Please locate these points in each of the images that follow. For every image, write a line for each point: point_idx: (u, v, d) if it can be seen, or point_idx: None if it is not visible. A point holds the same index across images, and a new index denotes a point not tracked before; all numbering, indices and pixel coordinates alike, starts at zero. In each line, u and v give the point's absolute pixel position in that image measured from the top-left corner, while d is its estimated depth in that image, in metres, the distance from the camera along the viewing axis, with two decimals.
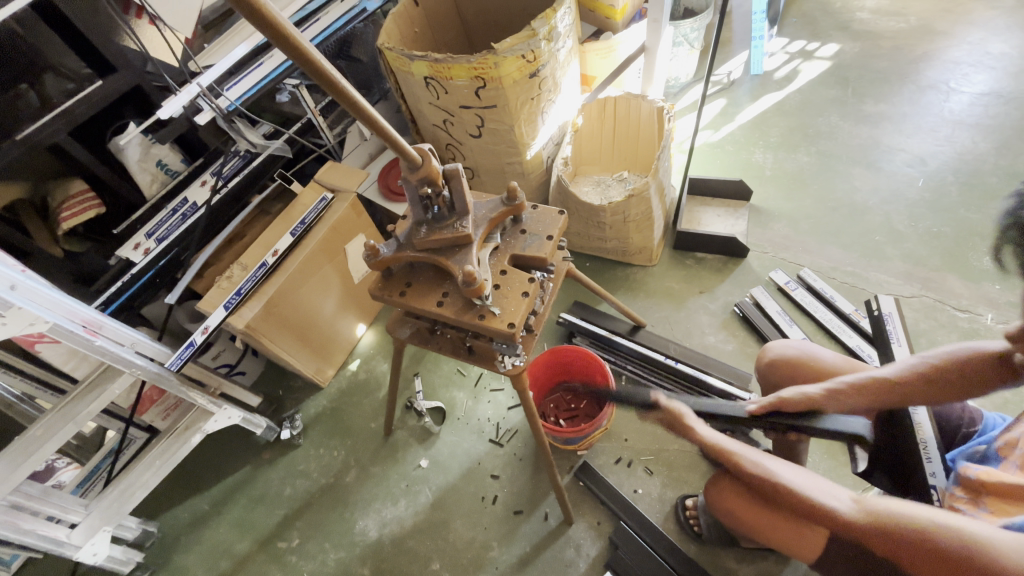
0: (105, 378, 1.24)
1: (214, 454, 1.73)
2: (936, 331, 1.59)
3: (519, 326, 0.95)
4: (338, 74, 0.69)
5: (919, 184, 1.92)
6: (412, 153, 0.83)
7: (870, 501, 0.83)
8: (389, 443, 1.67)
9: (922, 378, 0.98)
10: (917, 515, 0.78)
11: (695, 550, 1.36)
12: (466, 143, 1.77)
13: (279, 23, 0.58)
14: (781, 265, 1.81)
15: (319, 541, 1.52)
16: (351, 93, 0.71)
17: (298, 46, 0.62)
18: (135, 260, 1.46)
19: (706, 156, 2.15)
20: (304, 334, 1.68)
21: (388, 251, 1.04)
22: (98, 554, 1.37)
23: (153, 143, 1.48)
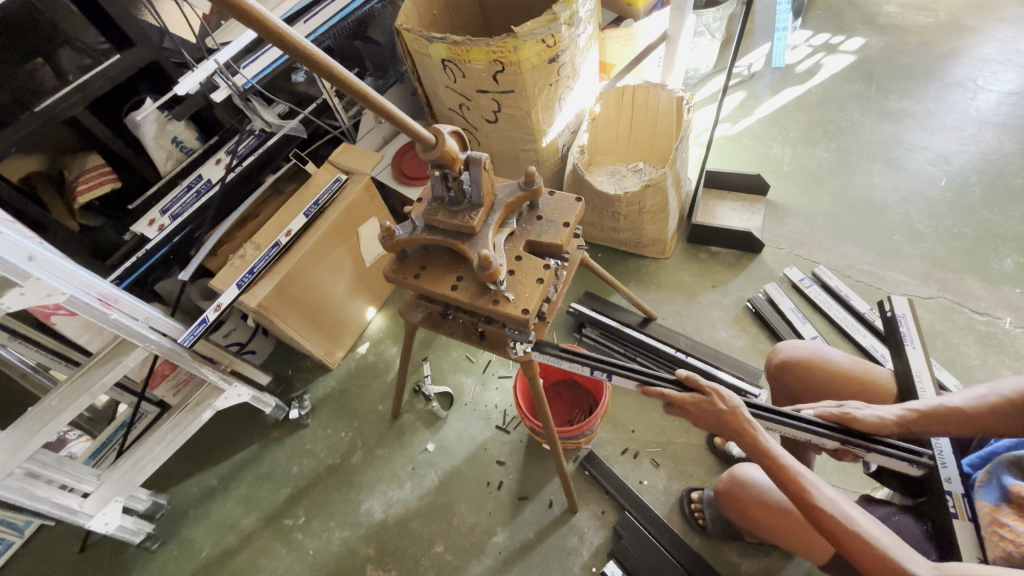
0: (120, 351, 1.25)
1: (222, 431, 1.75)
2: (952, 333, 1.57)
3: (533, 312, 0.95)
4: (343, 69, 0.67)
5: (941, 183, 1.88)
6: (425, 134, 0.81)
7: (953, 566, 0.78)
8: (396, 426, 1.68)
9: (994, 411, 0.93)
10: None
11: (699, 543, 1.36)
12: (481, 129, 1.76)
13: (254, 11, 0.56)
14: (795, 261, 1.79)
15: (324, 519, 1.54)
16: (357, 86, 0.70)
17: (278, 32, 0.59)
18: (149, 236, 1.47)
19: (723, 149, 2.12)
20: (315, 315, 1.68)
21: (403, 233, 1.03)
22: (109, 524, 1.38)
23: (170, 119, 1.48)
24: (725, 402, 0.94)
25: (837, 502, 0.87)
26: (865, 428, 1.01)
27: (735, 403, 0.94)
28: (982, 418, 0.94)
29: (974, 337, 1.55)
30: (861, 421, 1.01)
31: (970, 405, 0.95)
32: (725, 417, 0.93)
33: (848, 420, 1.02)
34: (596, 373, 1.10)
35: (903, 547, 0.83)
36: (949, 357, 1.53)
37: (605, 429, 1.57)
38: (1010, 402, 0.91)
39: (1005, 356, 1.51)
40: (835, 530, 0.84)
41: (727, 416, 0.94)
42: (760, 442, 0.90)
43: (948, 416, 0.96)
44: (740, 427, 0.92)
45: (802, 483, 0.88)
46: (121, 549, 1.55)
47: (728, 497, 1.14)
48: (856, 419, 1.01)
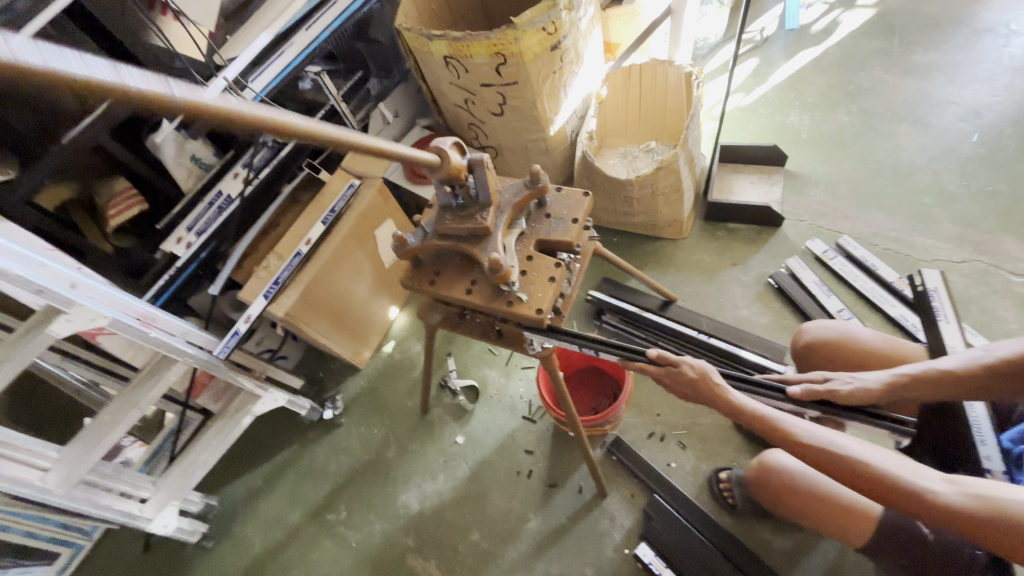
0: (160, 366, 1.33)
1: (263, 433, 1.84)
2: (988, 298, 1.51)
3: (547, 312, 0.96)
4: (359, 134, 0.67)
5: (972, 139, 1.79)
6: (432, 158, 0.82)
7: (966, 482, 0.74)
8: (426, 421, 1.73)
9: (986, 372, 0.90)
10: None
11: (730, 522, 1.38)
12: (488, 122, 1.75)
13: (280, 120, 0.54)
14: (818, 232, 1.75)
15: (365, 513, 1.61)
16: (375, 145, 0.70)
17: (306, 131, 0.58)
18: (178, 254, 1.53)
19: (738, 121, 2.05)
20: (340, 319, 1.73)
21: (415, 241, 1.05)
22: (168, 526, 1.49)
23: (187, 138, 1.53)
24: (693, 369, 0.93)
25: (824, 436, 0.85)
26: (851, 402, 0.97)
27: (703, 366, 0.92)
28: (974, 379, 0.91)
29: (1012, 300, 1.49)
30: (849, 393, 0.96)
31: (962, 368, 0.92)
32: (695, 382, 0.92)
33: (835, 394, 0.96)
34: (584, 348, 1.03)
35: (908, 465, 0.79)
36: (985, 323, 1.48)
37: (630, 414, 1.59)
38: (1006, 364, 0.88)
39: None
40: (828, 464, 0.83)
41: (698, 381, 0.92)
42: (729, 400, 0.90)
43: (936, 380, 0.94)
44: (711, 390, 0.91)
45: (780, 426, 0.87)
46: (182, 547, 1.66)
47: (759, 483, 1.13)
48: (842, 394, 0.96)
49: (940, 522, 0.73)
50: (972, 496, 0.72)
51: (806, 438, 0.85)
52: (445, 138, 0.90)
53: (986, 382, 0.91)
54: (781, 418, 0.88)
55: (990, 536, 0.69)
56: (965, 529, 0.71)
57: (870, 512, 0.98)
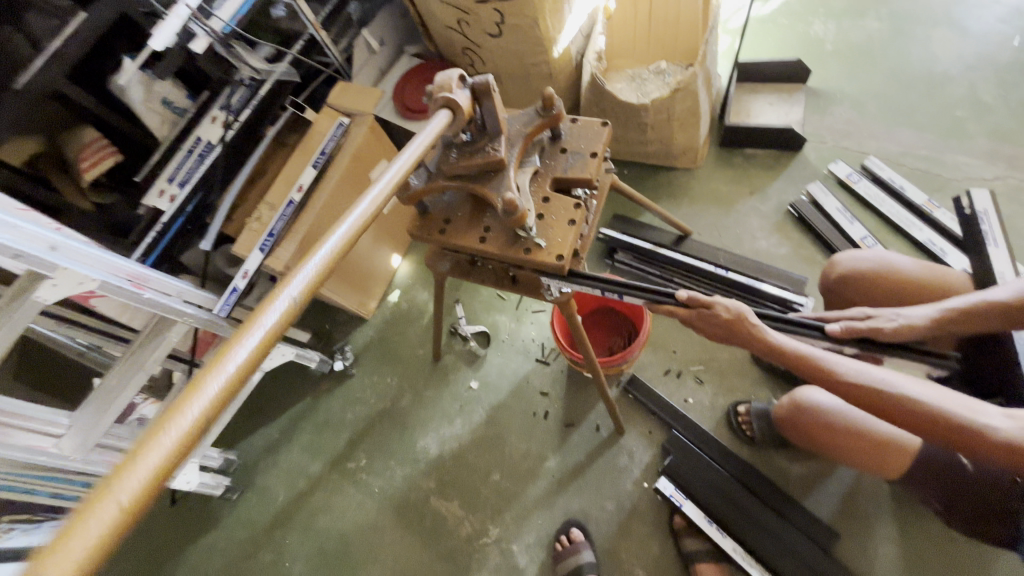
0: (160, 328, 1.27)
1: (275, 387, 1.82)
2: (1021, 216, 1.44)
3: (568, 258, 0.89)
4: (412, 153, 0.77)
5: (1014, 43, 1.64)
6: (443, 120, 0.80)
7: None
8: (438, 368, 1.71)
9: None
10: None
11: (749, 453, 1.39)
12: (485, 46, 1.59)
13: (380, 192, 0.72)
14: (842, 155, 1.64)
15: (385, 460, 1.62)
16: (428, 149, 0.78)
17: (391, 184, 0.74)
18: (162, 208, 1.43)
19: (757, 33, 1.88)
20: (342, 271, 1.66)
21: (419, 182, 0.96)
22: (192, 483, 1.48)
23: (154, 79, 1.38)
24: (731, 311, 0.88)
25: (876, 375, 0.83)
26: (893, 340, 0.94)
27: (739, 308, 0.87)
28: None
29: None
30: (892, 331, 0.93)
31: (1014, 297, 0.88)
32: (731, 324, 0.88)
33: (875, 332, 0.94)
34: (606, 292, 0.97)
35: (962, 400, 0.79)
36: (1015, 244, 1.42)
37: (646, 352, 1.57)
38: None
39: None
40: (878, 403, 0.82)
41: (734, 323, 0.88)
42: (773, 342, 0.87)
43: (985, 312, 0.90)
44: (750, 333, 0.87)
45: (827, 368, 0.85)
46: (207, 501, 1.69)
47: (791, 422, 1.13)
48: (883, 331, 0.93)
49: (998, 457, 0.73)
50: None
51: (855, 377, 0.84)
52: (445, 76, 0.83)
53: None
54: (828, 360, 0.86)
55: None
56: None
57: (908, 447, 0.99)
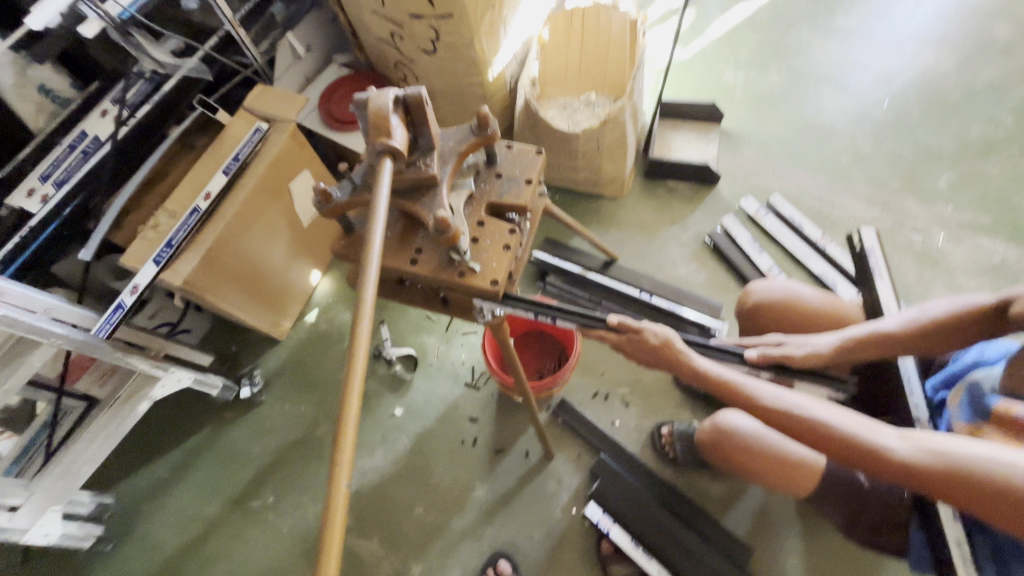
0: (21, 350, 1.10)
1: (167, 418, 1.61)
2: (894, 254, 1.64)
3: (503, 282, 0.87)
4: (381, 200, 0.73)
5: (884, 104, 1.90)
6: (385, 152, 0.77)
7: (917, 437, 0.81)
8: (360, 394, 1.60)
9: (926, 330, 0.96)
10: (968, 449, 0.76)
11: (672, 474, 1.43)
12: (419, 62, 1.56)
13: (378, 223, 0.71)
14: (750, 191, 1.79)
15: (295, 497, 1.48)
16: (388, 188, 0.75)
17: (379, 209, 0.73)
18: (31, 209, 1.22)
19: (677, 76, 2.02)
20: (253, 287, 1.52)
21: (343, 195, 0.89)
22: (50, 535, 1.29)
23: (30, 62, 1.21)
24: (659, 337, 0.92)
25: (787, 398, 0.90)
26: (801, 365, 1.02)
27: (665, 335, 0.92)
28: (914, 338, 0.98)
29: (913, 256, 1.63)
30: (800, 359, 1.02)
31: (899, 328, 0.99)
32: (659, 350, 0.92)
33: (787, 358, 1.02)
34: (539, 315, 0.96)
35: (863, 421, 0.85)
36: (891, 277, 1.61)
37: (575, 375, 1.57)
38: (941, 322, 0.95)
39: (940, 271, 1.60)
40: (791, 424, 0.88)
41: (662, 348, 0.92)
42: (697, 368, 0.92)
43: (875, 343, 1.00)
44: (676, 357, 0.92)
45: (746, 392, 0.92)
46: (70, 556, 1.43)
47: (711, 446, 1.14)
48: (794, 357, 1.02)
49: (893, 474, 0.80)
50: (922, 450, 0.78)
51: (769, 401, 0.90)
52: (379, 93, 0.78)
53: (923, 339, 0.97)
54: (746, 384, 0.92)
55: (937, 484, 0.76)
56: (916, 479, 0.78)
57: (815, 467, 1.04)
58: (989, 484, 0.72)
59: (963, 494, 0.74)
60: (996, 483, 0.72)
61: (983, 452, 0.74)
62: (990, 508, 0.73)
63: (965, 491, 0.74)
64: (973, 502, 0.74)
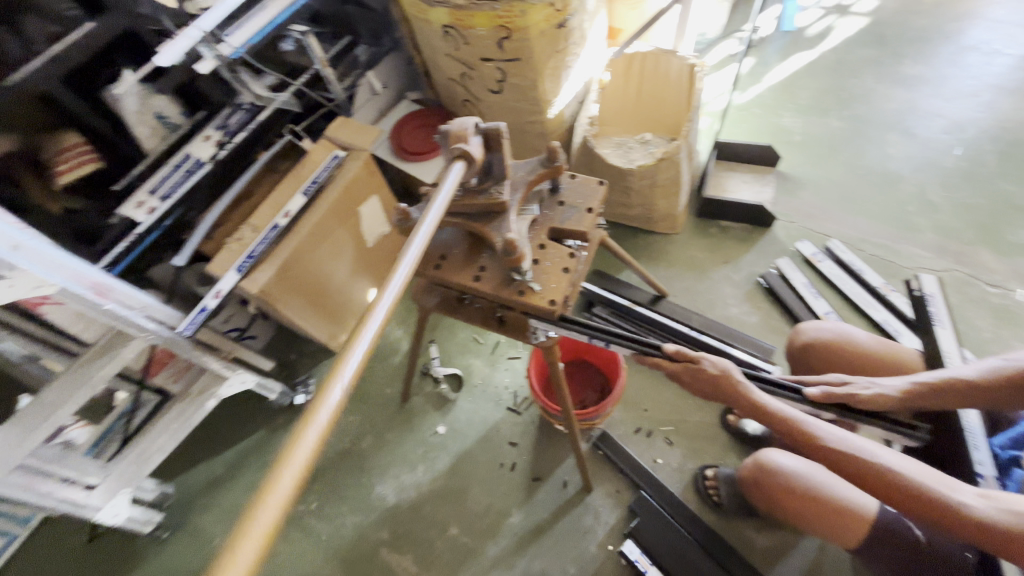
0: (117, 342, 1.20)
1: (227, 417, 1.72)
2: (966, 307, 1.55)
3: (561, 304, 0.91)
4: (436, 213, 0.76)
5: (955, 153, 1.84)
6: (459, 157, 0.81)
7: (998, 497, 0.77)
8: (405, 410, 1.65)
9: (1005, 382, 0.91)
10: None
11: (715, 520, 1.37)
12: (484, 100, 1.67)
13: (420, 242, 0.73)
14: (807, 235, 1.76)
15: (336, 505, 1.53)
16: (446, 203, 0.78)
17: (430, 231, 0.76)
18: (138, 219, 1.38)
19: (733, 119, 2.05)
20: (318, 300, 1.63)
21: (420, 217, 0.97)
22: (118, 516, 1.38)
23: (153, 93, 1.40)
24: (718, 367, 0.91)
25: (854, 443, 0.88)
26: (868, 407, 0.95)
27: (726, 365, 0.91)
28: (990, 389, 0.92)
29: (987, 311, 1.54)
30: (867, 400, 0.95)
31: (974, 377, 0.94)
32: (719, 382, 0.91)
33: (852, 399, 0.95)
34: (593, 339, 0.98)
35: (938, 477, 0.82)
36: (962, 331, 1.52)
37: (618, 409, 1.56)
38: (1020, 374, 0.90)
39: (1018, 329, 1.50)
40: (856, 469, 0.87)
41: (720, 378, 0.91)
42: (757, 402, 0.90)
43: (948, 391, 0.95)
44: (734, 389, 0.91)
45: (810, 432, 0.90)
46: (129, 540, 1.53)
47: (753, 480, 1.12)
48: (859, 399, 0.95)
49: (969, 535, 0.76)
50: (1004, 511, 0.75)
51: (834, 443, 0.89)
52: (463, 118, 0.85)
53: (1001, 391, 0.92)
54: (809, 423, 0.91)
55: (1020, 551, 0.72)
56: (995, 544, 0.74)
57: (865, 513, 0.99)
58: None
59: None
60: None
61: None
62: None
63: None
64: None
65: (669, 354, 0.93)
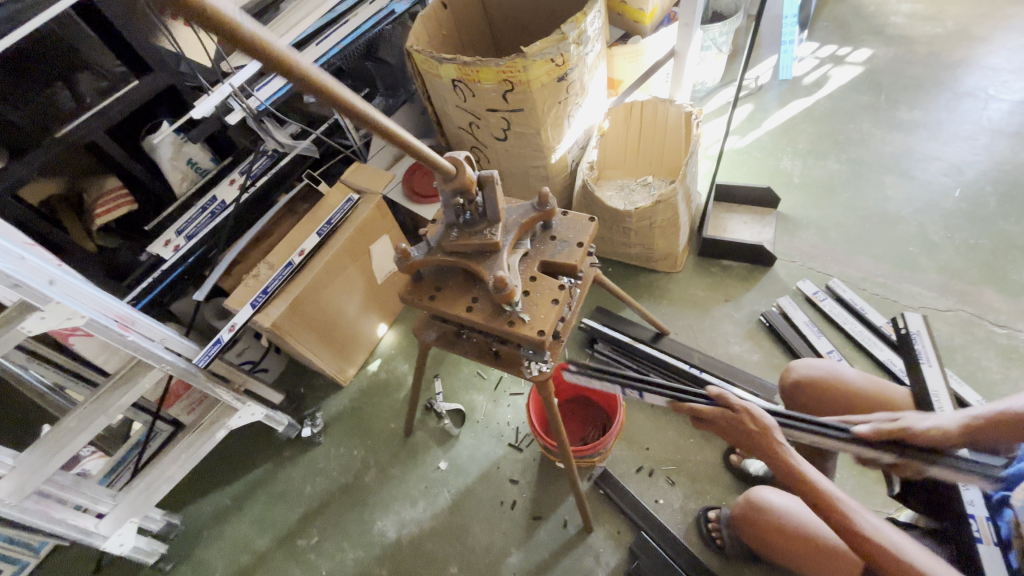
0: (136, 372, 1.26)
1: (236, 449, 1.75)
2: (972, 347, 1.54)
3: (549, 333, 0.95)
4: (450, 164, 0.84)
5: (955, 194, 1.86)
6: (446, 164, 0.82)
7: None
8: (408, 444, 1.67)
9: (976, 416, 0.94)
10: None
11: (718, 565, 1.34)
12: (490, 147, 1.77)
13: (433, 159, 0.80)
14: (809, 274, 1.78)
15: (338, 540, 1.53)
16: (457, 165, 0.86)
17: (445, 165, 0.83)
18: (165, 257, 1.48)
19: (733, 162, 2.12)
20: (328, 334, 1.69)
21: (419, 254, 1.04)
22: (123, 545, 1.40)
23: (186, 142, 1.51)
24: (757, 423, 0.96)
25: (877, 525, 0.90)
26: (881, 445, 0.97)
27: (766, 421, 0.95)
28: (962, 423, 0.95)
29: (995, 351, 1.52)
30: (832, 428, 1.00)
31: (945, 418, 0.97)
32: (754, 433, 0.96)
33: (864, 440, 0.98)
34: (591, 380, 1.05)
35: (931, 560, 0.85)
36: (970, 371, 1.50)
37: (620, 447, 1.56)
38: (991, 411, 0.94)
39: None
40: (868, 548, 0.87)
41: (760, 435, 0.96)
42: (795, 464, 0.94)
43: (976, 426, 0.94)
44: (772, 446, 0.95)
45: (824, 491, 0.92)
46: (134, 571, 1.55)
47: (747, 520, 1.14)
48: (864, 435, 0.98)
49: None
50: None
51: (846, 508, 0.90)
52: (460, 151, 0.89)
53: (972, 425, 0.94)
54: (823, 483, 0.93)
55: None
56: None
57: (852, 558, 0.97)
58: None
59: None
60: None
61: None
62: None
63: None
64: None
65: (712, 396, 1.00)
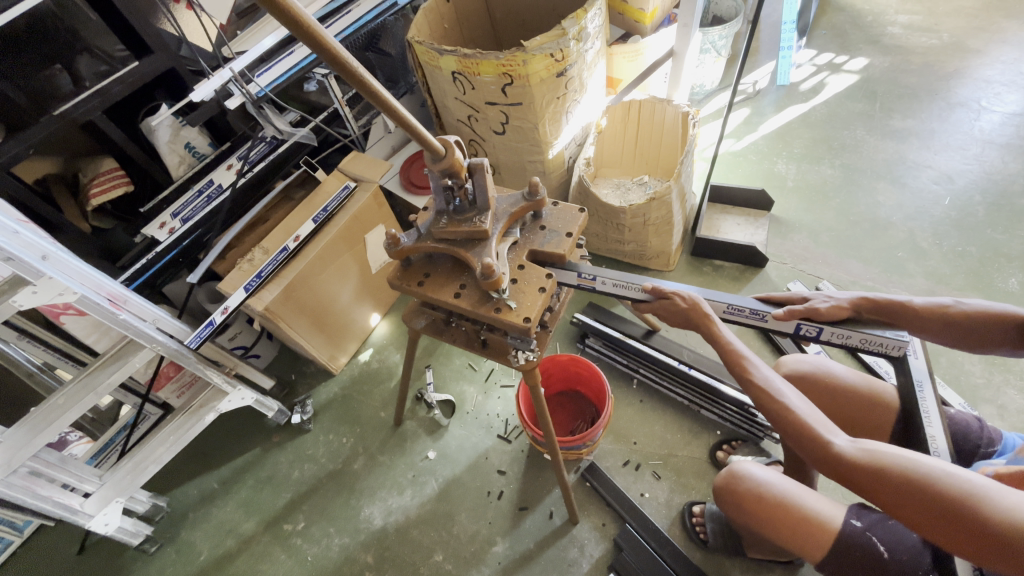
0: (126, 352, 1.26)
1: (225, 434, 1.76)
2: (958, 352, 1.56)
3: (535, 321, 0.96)
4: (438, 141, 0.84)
5: (944, 203, 1.89)
6: (435, 144, 0.82)
7: (871, 444, 0.86)
8: (398, 433, 1.68)
9: (972, 327, 1.02)
10: (921, 465, 0.79)
11: (701, 558, 1.36)
12: (488, 140, 1.78)
13: (430, 141, 0.81)
14: (799, 276, 1.80)
15: (324, 525, 1.53)
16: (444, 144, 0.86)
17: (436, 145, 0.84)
18: (159, 239, 1.49)
19: (728, 164, 2.14)
20: (320, 320, 1.69)
21: (408, 241, 1.04)
22: (108, 525, 1.39)
23: (183, 125, 1.50)
24: (686, 299, 1.03)
25: (776, 383, 0.94)
26: (830, 318, 1.04)
27: (695, 297, 1.02)
28: (950, 322, 1.03)
29: (981, 359, 1.54)
30: (827, 309, 1.04)
31: (932, 320, 1.04)
32: (688, 312, 1.02)
33: (813, 313, 1.04)
34: None
35: (830, 424, 0.90)
36: (953, 375, 1.53)
37: (607, 441, 1.57)
38: (976, 341, 1.03)
39: (1011, 375, 1.51)
40: (767, 404, 0.93)
41: (690, 311, 1.02)
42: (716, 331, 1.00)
43: (885, 310, 1.07)
44: (702, 318, 1.01)
45: (745, 366, 0.96)
46: (118, 553, 1.54)
47: (728, 490, 1.08)
48: (821, 310, 1.03)
49: (835, 469, 0.86)
50: (868, 453, 0.84)
51: (762, 381, 0.94)
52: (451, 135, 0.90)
53: (963, 333, 1.03)
54: (748, 359, 0.97)
55: (873, 484, 0.82)
56: (856, 478, 0.84)
57: (834, 526, 0.97)
58: (964, 511, 0.74)
59: (921, 514, 0.78)
60: (964, 510, 0.74)
61: (933, 465, 0.79)
62: (945, 535, 0.76)
63: (922, 509, 0.77)
64: (909, 514, 0.79)
65: (648, 291, 1.07)
